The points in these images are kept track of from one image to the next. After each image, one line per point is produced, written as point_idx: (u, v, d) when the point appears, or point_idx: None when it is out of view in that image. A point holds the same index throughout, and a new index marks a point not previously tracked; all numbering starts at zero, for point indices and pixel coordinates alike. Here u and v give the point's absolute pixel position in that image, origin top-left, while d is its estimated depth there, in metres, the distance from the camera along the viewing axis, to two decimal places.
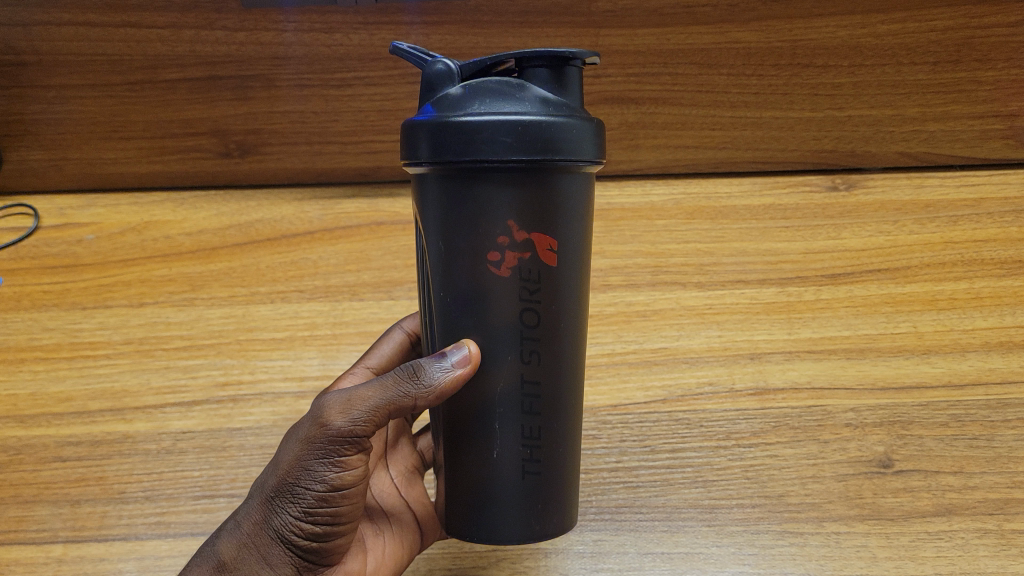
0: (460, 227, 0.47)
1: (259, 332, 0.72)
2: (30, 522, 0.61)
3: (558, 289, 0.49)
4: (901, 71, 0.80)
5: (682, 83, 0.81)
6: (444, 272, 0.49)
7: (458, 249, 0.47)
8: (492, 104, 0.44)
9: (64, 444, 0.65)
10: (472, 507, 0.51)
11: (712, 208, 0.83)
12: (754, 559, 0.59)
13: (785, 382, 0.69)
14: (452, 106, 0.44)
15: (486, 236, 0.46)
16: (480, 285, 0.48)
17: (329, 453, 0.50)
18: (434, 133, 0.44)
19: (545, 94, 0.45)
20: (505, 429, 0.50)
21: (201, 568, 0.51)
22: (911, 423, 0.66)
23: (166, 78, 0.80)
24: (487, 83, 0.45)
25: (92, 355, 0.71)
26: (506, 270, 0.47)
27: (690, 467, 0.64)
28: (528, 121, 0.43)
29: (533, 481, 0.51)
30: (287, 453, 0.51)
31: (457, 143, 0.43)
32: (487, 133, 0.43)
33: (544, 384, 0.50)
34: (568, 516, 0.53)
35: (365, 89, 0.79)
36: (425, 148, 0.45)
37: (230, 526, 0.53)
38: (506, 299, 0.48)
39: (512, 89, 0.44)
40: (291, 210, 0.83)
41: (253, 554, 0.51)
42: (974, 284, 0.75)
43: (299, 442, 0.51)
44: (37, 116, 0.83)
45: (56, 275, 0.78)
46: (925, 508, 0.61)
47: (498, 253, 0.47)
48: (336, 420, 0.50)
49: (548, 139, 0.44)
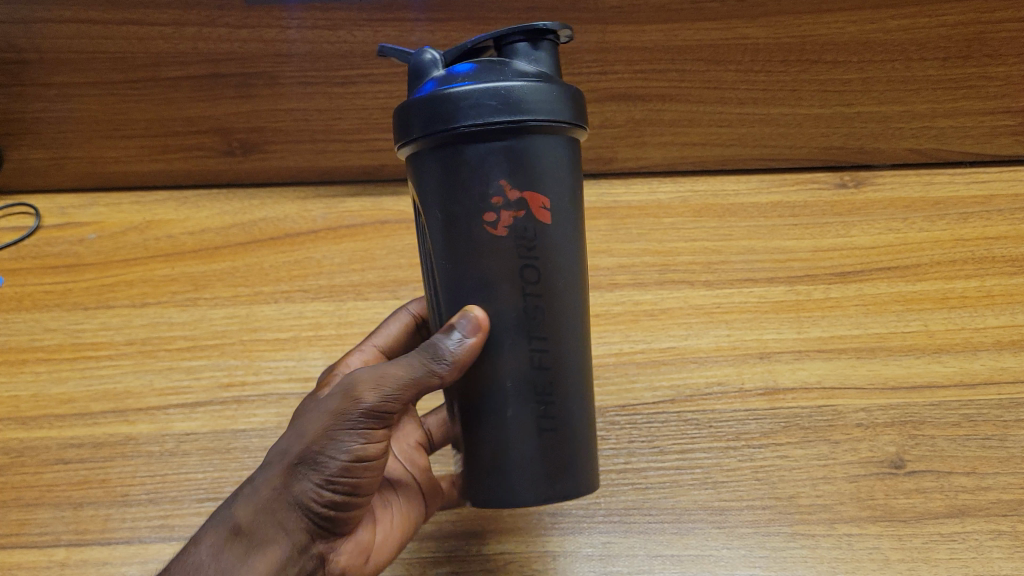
0: (456, 195, 0.45)
1: (263, 332, 0.71)
2: (33, 525, 0.60)
3: (561, 250, 0.48)
4: (911, 67, 0.79)
5: (689, 80, 0.80)
6: (444, 247, 0.47)
7: (455, 215, 0.46)
8: (476, 75, 0.44)
9: (66, 446, 0.64)
10: (487, 474, 0.49)
11: (717, 205, 0.84)
12: (765, 561, 0.58)
13: (794, 382, 0.68)
14: (437, 83, 0.44)
15: (482, 199, 0.45)
16: (480, 249, 0.46)
17: (360, 424, 0.48)
18: (423, 110, 0.44)
19: (527, 65, 0.45)
20: (515, 391, 0.48)
21: (216, 530, 0.48)
22: (922, 423, 0.65)
23: (167, 76, 0.79)
24: (469, 62, 0.45)
25: (94, 357, 0.70)
26: (504, 229, 0.46)
27: (699, 468, 0.63)
28: (513, 87, 0.43)
29: (549, 439, 0.49)
30: (317, 421, 0.49)
31: (446, 115, 0.43)
32: (473, 102, 0.43)
33: (552, 341, 0.48)
34: (589, 479, 0.51)
35: (369, 86, 0.78)
36: (417, 129, 0.45)
37: (244, 492, 0.49)
38: (505, 262, 0.47)
39: (494, 63, 0.44)
40: (294, 209, 0.83)
41: (270, 520, 0.48)
42: (985, 283, 0.75)
43: (329, 412, 0.49)
44: (36, 115, 0.82)
45: (58, 275, 0.77)
46: (938, 509, 0.60)
47: (494, 214, 0.45)
48: (369, 394, 0.48)
49: (531, 102, 0.43)
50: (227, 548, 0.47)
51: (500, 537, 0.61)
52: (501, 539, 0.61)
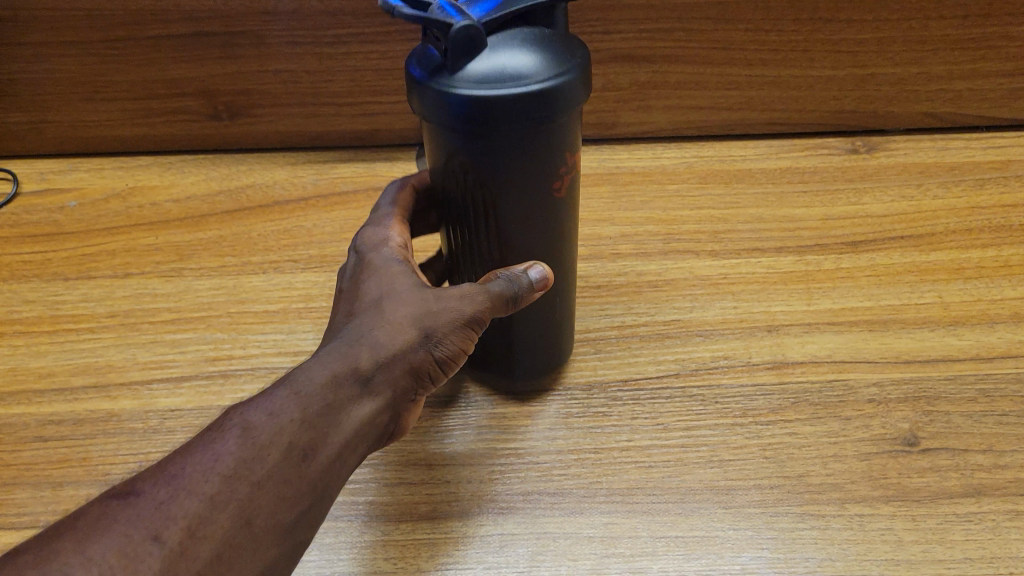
0: (479, 170, 0.47)
1: (251, 304, 0.68)
2: (10, 506, 0.55)
3: (569, 202, 0.51)
4: (928, 26, 0.76)
5: (696, 40, 0.76)
6: (465, 211, 0.50)
7: (477, 185, 0.48)
8: (510, 68, 0.42)
9: (46, 423, 0.61)
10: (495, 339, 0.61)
11: (724, 171, 0.81)
12: (774, 544, 0.53)
13: (804, 355, 0.65)
14: (478, 68, 0.42)
15: (502, 178, 0.47)
16: (497, 212, 0.49)
17: (469, 325, 0.46)
18: (460, 108, 0.43)
19: (546, 39, 0.44)
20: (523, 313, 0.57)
21: (331, 363, 0.41)
22: (937, 398, 0.62)
23: (149, 36, 0.75)
24: (491, 42, 0.43)
25: (74, 329, 0.67)
26: (521, 200, 0.49)
27: (705, 446, 0.60)
28: (550, 84, 0.43)
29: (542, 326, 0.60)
30: (448, 302, 0.46)
31: (488, 117, 0.43)
32: (518, 106, 0.42)
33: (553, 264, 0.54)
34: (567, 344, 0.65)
35: (360, 46, 0.74)
36: (452, 123, 0.44)
37: (350, 336, 0.43)
38: (518, 221, 0.50)
39: (528, 46, 0.43)
40: (284, 175, 0.81)
41: (384, 379, 0.43)
42: (1002, 252, 0.72)
43: (456, 296, 0.46)
44: (12, 76, 0.78)
45: (37, 244, 0.74)
46: (953, 489, 0.56)
47: (511, 190, 0.48)
48: (490, 295, 0.47)
49: (565, 96, 0.44)
50: (338, 382, 0.41)
51: (501, 517, 0.56)
52: (500, 518, 0.55)
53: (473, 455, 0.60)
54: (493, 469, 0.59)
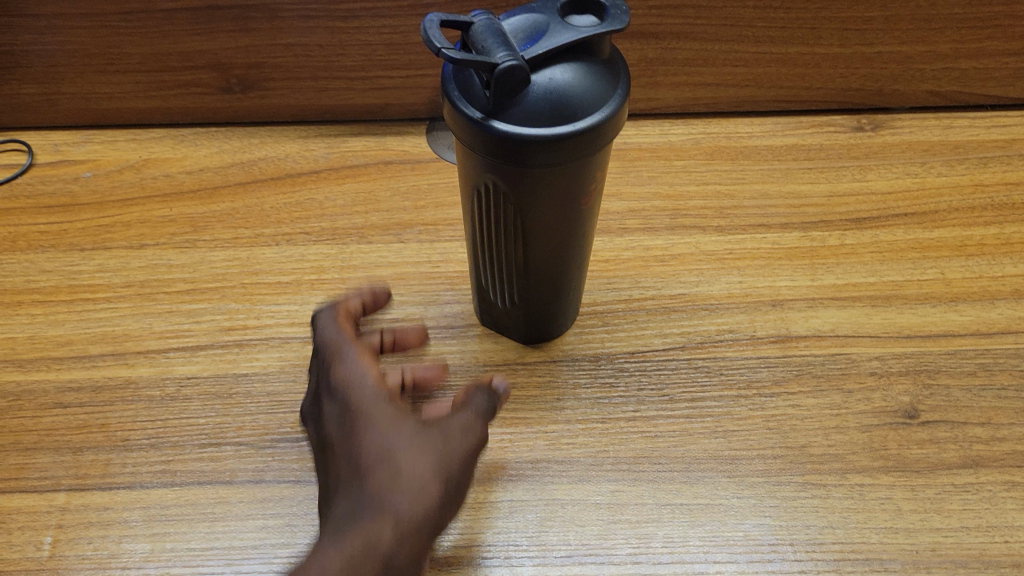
0: (510, 184, 0.51)
1: (264, 275, 0.70)
2: (32, 470, 0.58)
3: (592, 201, 0.55)
4: (936, 5, 0.76)
5: (705, 16, 0.76)
6: (497, 205, 0.54)
7: (508, 193, 0.52)
8: (561, 110, 0.47)
9: (65, 390, 0.62)
10: (510, 307, 0.63)
11: (730, 147, 0.82)
12: (776, 511, 0.56)
13: (808, 329, 0.66)
14: (523, 112, 0.47)
15: (531, 192, 0.52)
16: (524, 215, 0.54)
17: (463, 464, 0.49)
18: (512, 146, 0.47)
19: (591, 71, 0.48)
20: (543, 275, 0.60)
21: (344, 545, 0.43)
22: (938, 372, 0.63)
23: (162, 8, 0.73)
24: (542, 82, 0.47)
25: (91, 299, 0.68)
26: (549, 207, 0.53)
27: (709, 417, 0.61)
28: (596, 122, 0.48)
29: (554, 298, 0.62)
30: (440, 446, 0.48)
31: (538, 154, 0.48)
32: (567, 145, 0.47)
33: (571, 246, 0.58)
34: (576, 310, 0.67)
35: (371, 21, 0.74)
36: (503, 157, 0.48)
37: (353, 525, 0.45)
38: (544, 221, 0.54)
39: (574, 85, 0.47)
40: (295, 148, 0.81)
41: (407, 535, 0.44)
42: (1004, 230, 0.73)
43: (445, 441, 0.49)
44: (25, 48, 0.76)
45: (52, 215, 0.75)
46: (951, 460, 0.58)
47: (540, 200, 0.52)
48: (471, 431, 0.50)
49: (604, 132, 0.49)
50: (360, 552, 0.43)
51: (511, 484, 0.57)
52: (510, 485, 0.57)
53: (484, 424, 0.61)
54: (503, 437, 0.60)
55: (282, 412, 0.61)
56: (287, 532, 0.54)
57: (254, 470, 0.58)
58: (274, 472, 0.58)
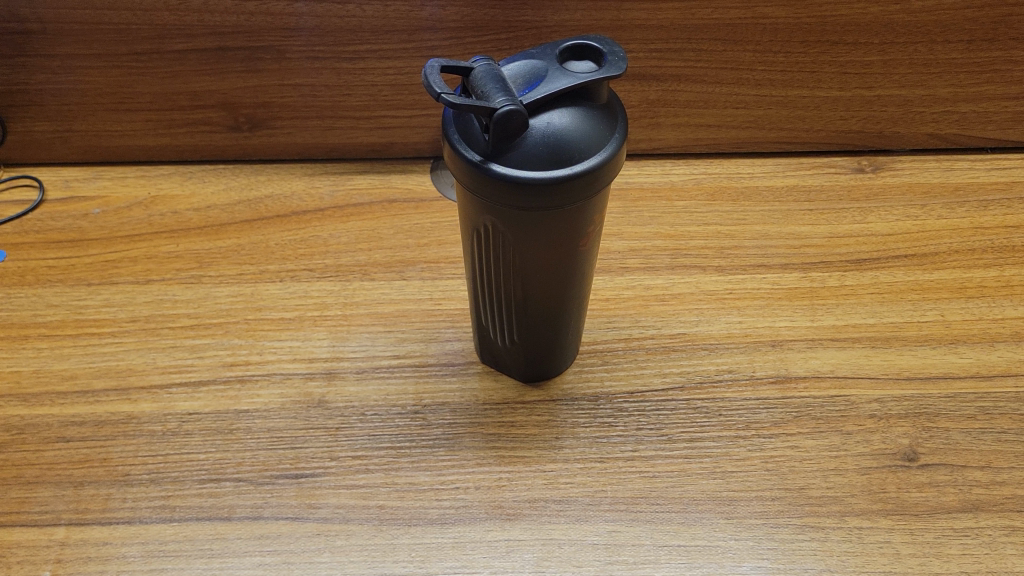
0: (509, 226, 0.52)
1: (267, 311, 0.71)
2: (33, 504, 0.58)
3: (590, 245, 0.56)
4: (934, 49, 0.77)
5: (706, 60, 0.77)
6: (494, 246, 0.55)
7: (506, 233, 0.53)
8: (559, 154, 0.48)
9: (68, 424, 0.63)
10: (509, 346, 0.64)
11: (732, 188, 0.82)
12: (773, 554, 0.56)
13: (807, 370, 0.67)
14: (522, 157, 0.48)
15: (528, 233, 0.52)
16: (522, 256, 0.55)
17: None
18: (510, 189, 0.48)
19: (588, 116, 0.49)
20: (541, 314, 0.60)
21: None
22: (937, 415, 0.63)
23: (173, 49, 0.75)
24: (540, 126, 0.48)
25: (96, 333, 0.69)
26: (546, 249, 0.54)
27: (708, 458, 0.61)
28: (593, 166, 0.48)
29: (554, 337, 0.63)
30: None
31: (536, 198, 0.48)
32: (564, 188, 0.48)
33: (569, 287, 0.58)
34: (574, 350, 0.67)
35: (378, 62, 0.76)
36: (502, 199, 0.49)
37: None
38: (540, 263, 0.55)
39: (572, 130, 0.48)
40: (301, 185, 0.83)
41: None
42: (1004, 272, 0.74)
43: None
44: (39, 86, 0.78)
45: (61, 250, 0.76)
46: (951, 504, 0.58)
47: (536, 242, 0.53)
48: None
49: (601, 176, 0.49)
50: None
51: (509, 523, 0.57)
52: (507, 524, 0.57)
53: (482, 463, 0.61)
54: (501, 476, 0.60)
55: (281, 449, 0.61)
56: (284, 569, 0.55)
57: (253, 506, 0.58)
58: (273, 508, 0.58)
